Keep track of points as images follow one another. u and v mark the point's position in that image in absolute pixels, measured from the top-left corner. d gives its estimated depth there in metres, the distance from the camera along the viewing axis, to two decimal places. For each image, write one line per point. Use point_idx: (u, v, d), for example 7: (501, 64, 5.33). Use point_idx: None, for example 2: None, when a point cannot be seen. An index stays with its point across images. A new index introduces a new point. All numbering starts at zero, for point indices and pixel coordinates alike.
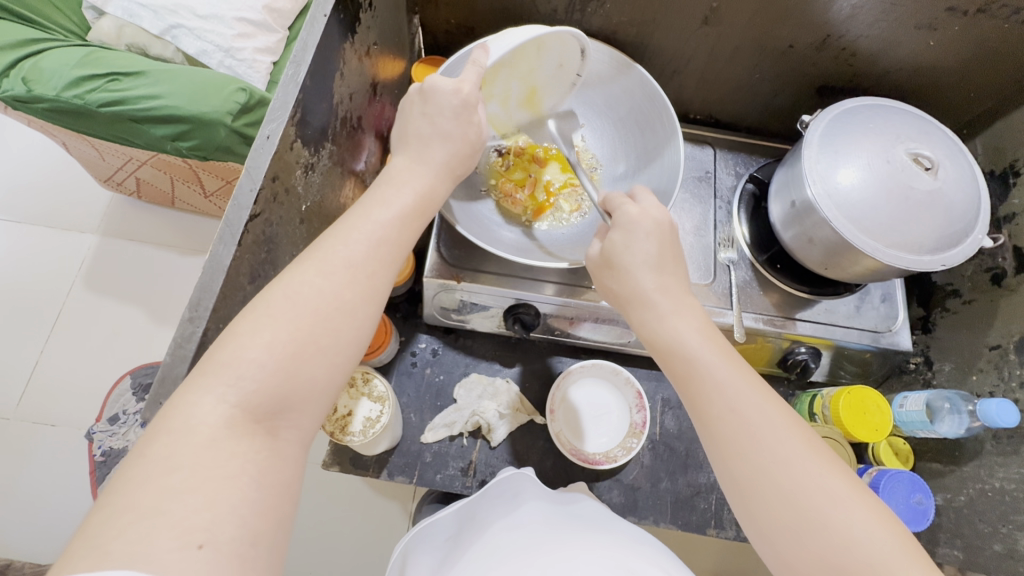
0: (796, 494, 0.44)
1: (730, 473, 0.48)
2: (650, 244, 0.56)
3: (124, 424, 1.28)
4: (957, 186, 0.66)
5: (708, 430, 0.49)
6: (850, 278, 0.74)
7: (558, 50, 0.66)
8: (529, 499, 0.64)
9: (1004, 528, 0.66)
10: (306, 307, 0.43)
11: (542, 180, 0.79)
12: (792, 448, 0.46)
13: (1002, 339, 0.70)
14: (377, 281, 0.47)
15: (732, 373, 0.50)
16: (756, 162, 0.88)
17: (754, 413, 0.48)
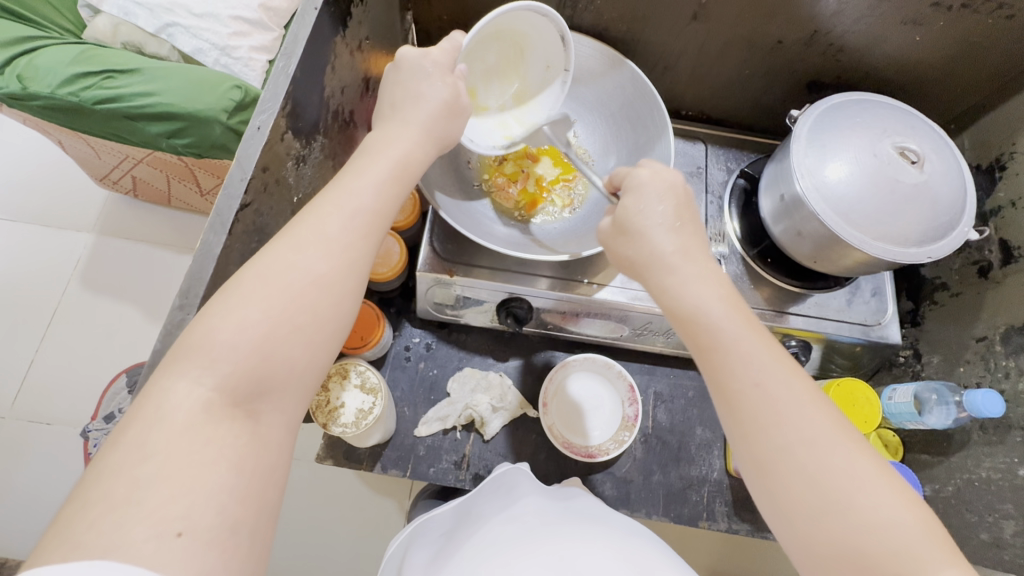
0: (819, 472, 0.44)
1: (753, 450, 0.47)
2: (665, 207, 0.56)
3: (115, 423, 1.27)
4: (943, 179, 0.67)
5: (731, 404, 0.48)
6: (839, 271, 0.74)
7: (540, 46, 0.70)
8: (526, 494, 0.65)
9: (990, 517, 0.66)
10: (291, 298, 0.43)
11: (534, 175, 0.80)
12: (817, 427, 0.46)
13: (989, 331, 0.71)
14: (362, 269, 0.48)
15: (758, 348, 0.49)
16: (746, 158, 0.89)
17: (780, 391, 0.47)
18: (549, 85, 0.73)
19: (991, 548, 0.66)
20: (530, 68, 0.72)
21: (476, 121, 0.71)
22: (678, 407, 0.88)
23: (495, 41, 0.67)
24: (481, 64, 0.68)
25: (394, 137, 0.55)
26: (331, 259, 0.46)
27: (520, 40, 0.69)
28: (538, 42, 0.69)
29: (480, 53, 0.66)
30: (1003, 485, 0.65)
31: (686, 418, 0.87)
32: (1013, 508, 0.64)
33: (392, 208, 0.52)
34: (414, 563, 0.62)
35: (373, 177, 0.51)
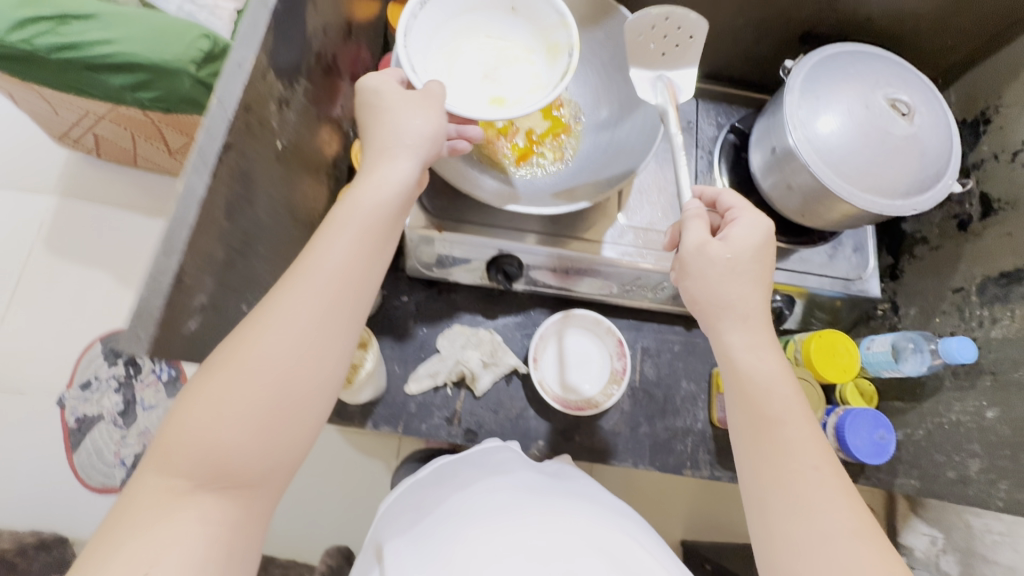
0: (840, 560, 0.50)
1: (778, 525, 0.53)
2: (756, 266, 0.60)
3: (98, 391, 1.27)
4: (932, 131, 0.68)
5: (771, 481, 0.55)
6: (827, 225, 0.77)
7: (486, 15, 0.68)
8: (520, 467, 0.67)
9: (958, 456, 0.70)
10: (247, 390, 0.45)
11: (524, 128, 0.79)
12: (844, 521, 0.52)
13: (965, 282, 0.73)
14: (316, 349, 0.48)
15: (807, 439, 0.56)
16: (736, 112, 0.89)
17: (817, 482, 0.53)
18: (535, 9, 0.65)
19: (956, 484, 0.70)
20: (499, 26, 0.69)
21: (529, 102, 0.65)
22: (664, 360, 0.89)
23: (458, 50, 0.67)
24: (469, 66, 0.67)
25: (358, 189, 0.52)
26: (290, 340, 0.47)
27: (469, 27, 0.68)
28: (478, 19, 0.68)
29: (466, 68, 0.66)
30: (971, 427, 0.69)
31: (672, 371, 0.89)
32: (979, 447, 0.68)
33: (354, 276, 0.51)
34: (392, 519, 0.65)
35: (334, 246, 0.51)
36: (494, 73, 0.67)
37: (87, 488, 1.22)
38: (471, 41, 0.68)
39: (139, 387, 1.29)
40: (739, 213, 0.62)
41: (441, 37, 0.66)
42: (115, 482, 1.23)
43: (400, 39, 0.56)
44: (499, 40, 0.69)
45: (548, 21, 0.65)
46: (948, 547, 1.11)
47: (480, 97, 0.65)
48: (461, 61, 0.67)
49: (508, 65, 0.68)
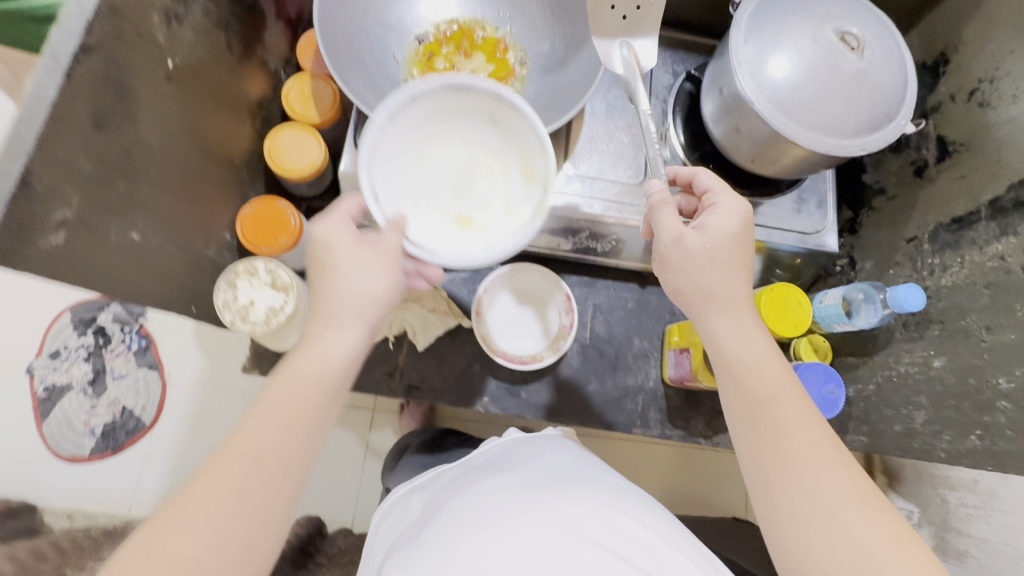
0: (854, 539, 0.46)
1: (788, 510, 0.49)
2: (736, 254, 0.56)
3: (68, 360, 1.25)
4: (883, 66, 0.64)
5: (773, 470, 0.51)
6: (778, 172, 0.74)
7: (468, 103, 0.56)
8: (513, 456, 0.63)
9: (905, 409, 0.68)
10: (231, 481, 0.45)
11: (465, 72, 0.76)
12: (848, 494, 0.48)
13: (919, 230, 0.70)
14: (298, 439, 0.49)
15: (801, 416, 0.52)
16: (693, 60, 0.85)
17: (817, 459, 0.50)
18: (524, 142, 0.55)
19: (903, 438, 0.68)
20: (479, 140, 0.58)
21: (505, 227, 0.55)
22: (616, 317, 0.87)
23: (434, 156, 0.57)
24: (434, 185, 0.56)
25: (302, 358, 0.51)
26: (230, 515, 0.44)
27: (443, 135, 0.57)
28: (457, 121, 0.57)
29: (430, 176, 0.57)
30: (919, 378, 0.66)
31: (624, 328, 0.86)
32: (926, 399, 0.65)
33: (302, 439, 0.49)
34: (393, 524, 0.61)
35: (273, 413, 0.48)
36: (463, 187, 0.57)
37: (58, 456, 1.21)
38: (446, 145, 0.57)
39: (109, 357, 1.26)
40: (718, 197, 0.58)
41: (412, 138, 0.56)
42: (85, 452, 1.23)
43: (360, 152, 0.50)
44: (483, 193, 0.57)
45: (534, 178, 0.55)
46: (923, 520, 1.09)
47: (448, 209, 0.56)
48: (431, 164, 0.57)
49: (491, 207, 0.57)
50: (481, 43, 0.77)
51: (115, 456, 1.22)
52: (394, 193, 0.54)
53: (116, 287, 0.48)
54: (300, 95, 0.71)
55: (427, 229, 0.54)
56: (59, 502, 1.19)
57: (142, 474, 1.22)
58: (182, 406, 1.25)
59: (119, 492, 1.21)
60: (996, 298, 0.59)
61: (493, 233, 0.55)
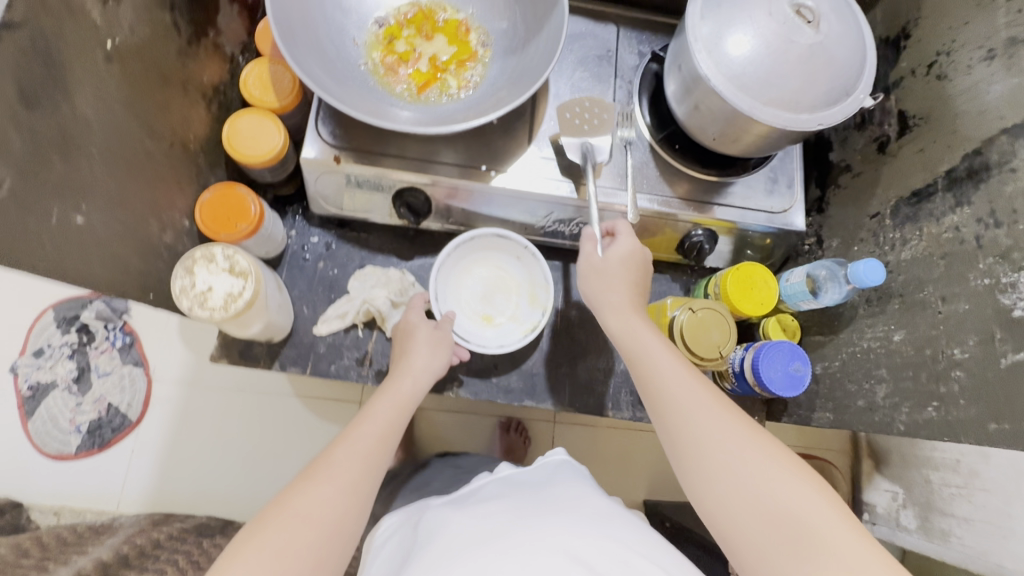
0: (738, 458, 0.53)
1: (683, 449, 0.57)
2: (627, 269, 0.69)
3: (51, 358, 1.24)
4: (841, 40, 0.64)
5: (676, 436, 0.58)
6: (742, 150, 0.73)
7: (503, 245, 0.81)
8: (509, 480, 0.64)
9: (867, 383, 0.68)
10: (298, 525, 0.53)
11: (427, 55, 0.75)
12: (731, 425, 0.56)
13: (882, 206, 0.70)
14: (357, 493, 0.58)
15: (685, 372, 0.61)
16: (659, 41, 0.85)
17: (703, 403, 0.58)
18: (534, 271, 0.82)
19: (865, 413, 0.68)
20: (505, 265, 0.83)
21: (512, 332, 0.81)
22: (587, 301, 0.87)
23: (471, 272, 0.83)
24: (473, 295, 0.83)
25: (396, 382, 0.69)
26: (334, 495, 0.57)
27: (484, 259, 0.83)
28: (493, 252, 0.83)
29: (467, 290, 0.82)
30: (880, 352, 0.66)
31: None
32: (886, 372, 0.65)
33: (360, 493, 0.58)
34: (380, 562, 0.63)
35: (375, 416, 0.65)
36: (489, 297, 0.83)
37: (44, 454, 1.21)
38: (485, 267, 0.83)
39: (93, 354, 1.25)
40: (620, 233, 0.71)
41: (462, 261, 0.82)
42: (71, 449, 1.22)
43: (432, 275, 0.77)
44: (503, 292, 0.83)
45: (539, 298, 0.82)
46: (908, 501, 1.02)
47: (474, 313, 0.82)
48: (473, 281, 0.83)
49: (506, 307, 0.83)
50: (443, 27, 0.77)
51: (101, 452, 1.22)
52: (446, 301, 0.81)
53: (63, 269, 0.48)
54: (258, 80, 0.71)
55: (467, 327, 0.80)
56: (45, 499, 1.19)
57: (130, 474, 1.22)
58: (168, 404, 1.25)
59: (105, 489, 1.21)
60: (952, 268, 0.59)
61: (501, 336, 0.81)
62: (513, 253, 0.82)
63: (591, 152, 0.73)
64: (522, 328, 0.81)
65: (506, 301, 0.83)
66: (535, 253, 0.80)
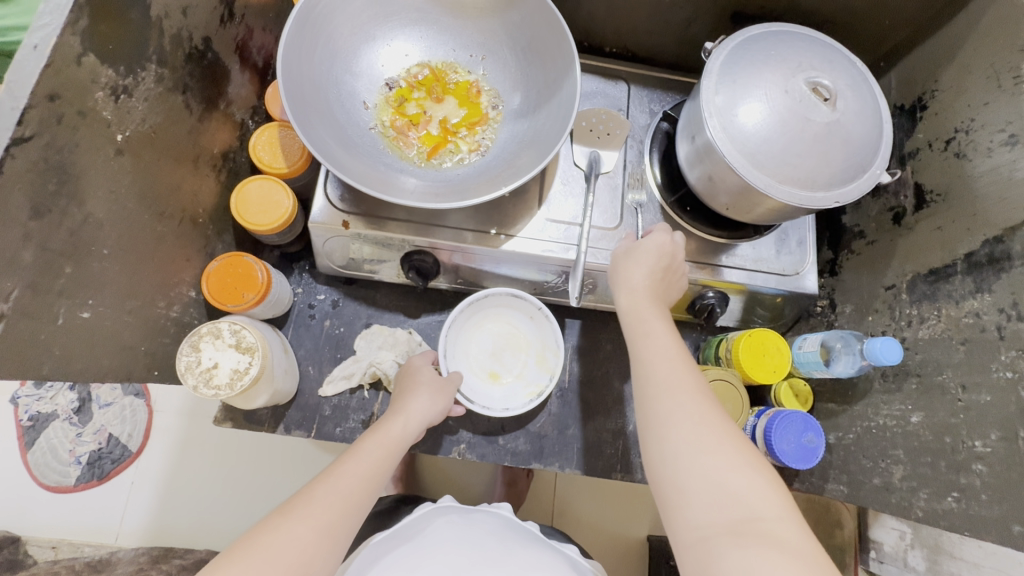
0: (707, 441, 0.50)
1: (654, 427, 0.54)
2: (652, 258, 0.67)
3: (52, 388, 1.22)
4: (857, 117, 0.63)
5: (647, 400, 0.56)
6: (755, 219, 0.72)
7: (518, 304, 0.81)
8: (461, 523, 0.76)
9: (883, 462, 0.67)
10: (277, 557, 0.50)
11: (437, 118, 0.75)
12: (706, 410, 0.53)
13: (896, 279, 0.69)
14: (340, 529, 0.55)
15: (678, 358, 0.58)
16: (671, 99, 0.84)
17: (687, 387, 0.55)
18: (546, 332, 0.82)
19: (881, 491, 0.67)
20: (517, 323, 0.83)
21: (517, 393, 0.80)
22: (596, 359, 0.86)
23: (482, 328, 0.83)
24: (483, 351, 0.82)
25: (388, 422, 0.67)
26: (313, 529, 0.53)
27: (496, 315, 0.83)
28: (505, 310, 0.83)
29: (477, 344, 0.82)
30: (896, 432, 0.65)
31: (603, 371, 0.86)
32: (903, 454, 0.64)
33: (342, 519, 0.56)
34: None
35: (363, 458, 0.62)
36: (498, 354, 0.82)
37: (44, 486, 1.20)
38: (496, 323, 0.83)
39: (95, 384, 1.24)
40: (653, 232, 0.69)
41: (474, 317, 0.82)
42: (70, 480, 1.21)
43: (443, 332, 0.77)
44: (512, 350, 0.83)
45: (549, 359, 0.81)
46: (917, 543, 0.95)
47: (480, 368, 0.81)
48: (484, 337, 0.83)
49: (514, 365, 0.82)
50: (454, 89, 0.76)
51: (101, 484, 1.20)
52: (455, 357, 0.80)
53: (68, 365, 0.47)
54: (268, 145, 0.71)
55: (474, 384, 0.80)
56: (43, 533, 1.17)
57: (129, 508, 1.21)
58: (168, 437, 1.24)
59: (104, 524, 1.19)
60: (972, 355, 0.58)
61: (506, 395, 0.80)
62: (526, 312, 0.82)
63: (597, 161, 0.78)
64: (528, 389, 0.80)
65: (513, 359, 0.82)
66: (548, 314, 0.80)
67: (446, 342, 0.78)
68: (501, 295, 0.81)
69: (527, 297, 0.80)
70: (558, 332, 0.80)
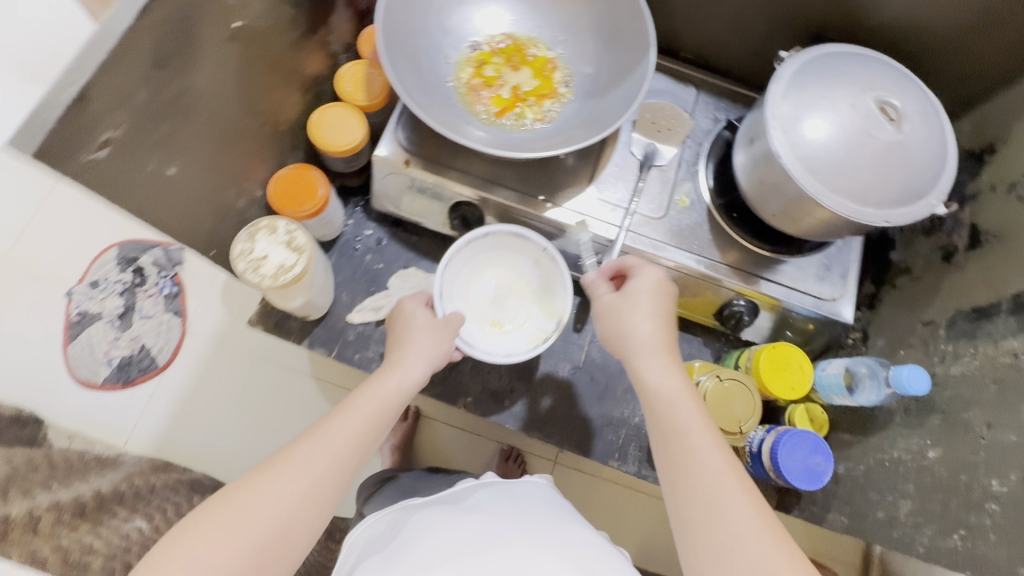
0: (737, 529, 0.48)
1: (680, 495, 0.52)
2: (647, 317, 0.63)
3: (106, 289, 1.15)
4: (920, 144, 0.64)
5: (671, 476, 0.54)
6: (800, 233, 0.73)
7: (518, 246, 0.79)
8: (511, 495, 0.69)
9: (890, 495, 0.65)
10: (255, 521, 0.52)
11: (510, 83, 0.79)
12: (736, 491, 0.50)
13: (937, 315, 0.68)
14: (323, 494, 0.56)
15: (702, 429, 0.55)
16: (737, 110, 0.86)
17: (714, 461, 0.52)
18: (551, 274, 0.79)
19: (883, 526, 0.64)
20: (518, 268, 0.81)
21: (523, 339, 0.78)
22: None
23: (481, 272, 0.80)
24: (486, 297, 0.80)
25: (382, 377, 0.65)
26: (294, 495, 0.55)
27: (497, 260, 0.81)
28: (507, 255, 0.81)
29: (477, 290, 0.80)
30: (910, 466, 0.63)
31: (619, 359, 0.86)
32: (913, 489, 0.62)
33: (326, 485, 0.56)
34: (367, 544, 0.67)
35: (351, 417, 0.61)
36: (499, 300, 0.80)
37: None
38: (498, 268, 0.81)
39: (143, 296, 1.23)
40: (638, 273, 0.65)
41: (473, 261, 0.80)
42: (98, 380, 1.20)
43: (437, 269, 0.74)
44: (514, 295, 0.81)
45: (554, 303, 0.79)
46: None
47: (482, 314, 0.79)
48: (484, 283, 0.81)
49: (519, 309, 0.80)
50: (531, 61, 0.81)
51: (123, 390, 1.24)
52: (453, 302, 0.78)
53: (145, 212, 0.52)
54: (353, 79, 0.77)
55: (473, 332, 0.77)
56: None
57: (144, 415, 1.26)
58: (193, 357, 1.31)
59: (119, 425, 1.22)
60: (1003, 396, 0.56)
61: (513, 342, 0.78)
62: (529, 255, 0.80)
63: (653, 154, 0.80)
64: (536, 335, 0.78)
65: (516, 305, 0.80)
66: (558, 259, 0.77)
67: (442, 284, 0.75)
68: (500, 234, 0.78)
69: (532, 239, 0.77)
70: (565, 276, 0.77)
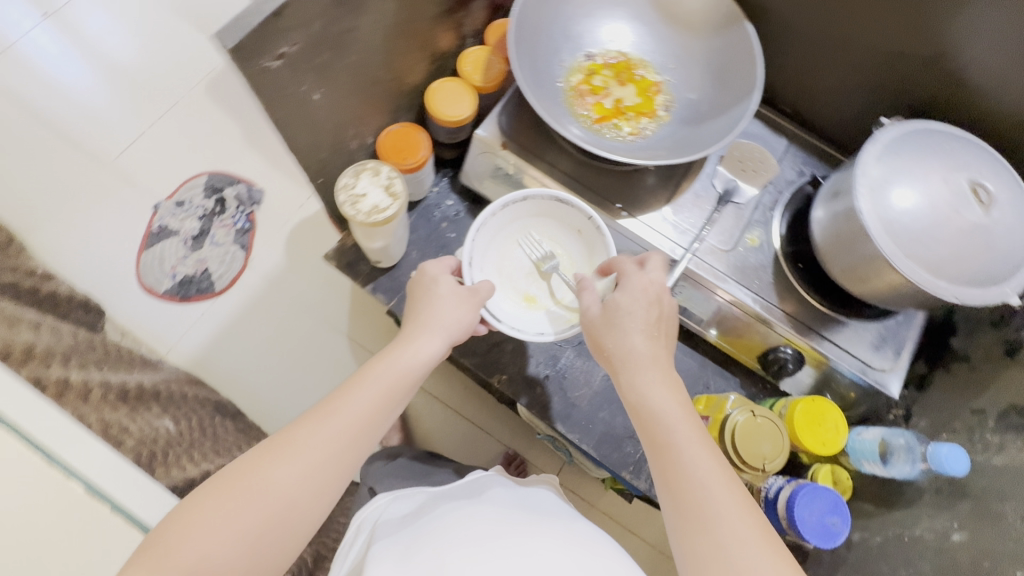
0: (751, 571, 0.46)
1: (685, 531, 0.50)
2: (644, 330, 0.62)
3: (186, 211, 1.40)
4: (1006, 232, 0.64)
5: (674, 505, 0.51)
6: (864, 294, 0.74)
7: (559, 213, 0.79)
8: (521, 495, 0.70)
9: (903, 570, 0.64)
10: (259, 502, 0.50)
11: (615, 96, 0.84)
12: (747, 531, 0.48)
13: (988, 405, 0.67)
14: (330, 476, 0.54)
15: (707, 461, 0.52)
16: (824, 169, 0.89)
17: (722, 496, 0.50)
18: (593, 245, 0.79)
19: None
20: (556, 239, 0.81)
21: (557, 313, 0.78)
22: None
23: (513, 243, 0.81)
24: (519, 269, 0.80)
25: (394, 352, 0.63)
26: (301, 475, 0.52)
27: (536, 227, 0.82)
28: (550, 223, 0.82)
29: (509, 261, 0.80)
30: (930, 546, 0.63)
31: None
32: (929, 568, 0.61)
33: (333, 469, 0.54)
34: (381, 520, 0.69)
35: (361, 393, 0.59)
36: (532, 272, 0.80)
37: (139, 283, 1.33)
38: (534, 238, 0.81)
39: (217, 224, 1.39)
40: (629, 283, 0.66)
41: (508, 229, 0.81)
42: (160, 289, 1.33)
43: (468, 237, 0.75)
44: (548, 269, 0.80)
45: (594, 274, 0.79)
46: None
47: (515, 289, 0.79)
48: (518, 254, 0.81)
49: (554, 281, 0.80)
50: (639, 80, 0.86)
51: (180, 303, 1.32)
52: (486, 269, 0.79)
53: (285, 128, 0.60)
54: (475, 61, 0.84)
55: (502, 304, 0.77)
56: (122, 318, 1.28)
57: (190, 330, 1.30)
58: (247, 291, 1.34)
59: (168, 333, 1.29)
60: None
61: (547, 315, 0.78)
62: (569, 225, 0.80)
63: (733, 191, 0.83)
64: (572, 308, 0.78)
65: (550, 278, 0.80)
66: (604, 231, 0.77)
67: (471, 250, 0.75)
68: (540, 199, 0.78)
69: (576, 208, 0.77)
70: (607, 247, 0.77)
